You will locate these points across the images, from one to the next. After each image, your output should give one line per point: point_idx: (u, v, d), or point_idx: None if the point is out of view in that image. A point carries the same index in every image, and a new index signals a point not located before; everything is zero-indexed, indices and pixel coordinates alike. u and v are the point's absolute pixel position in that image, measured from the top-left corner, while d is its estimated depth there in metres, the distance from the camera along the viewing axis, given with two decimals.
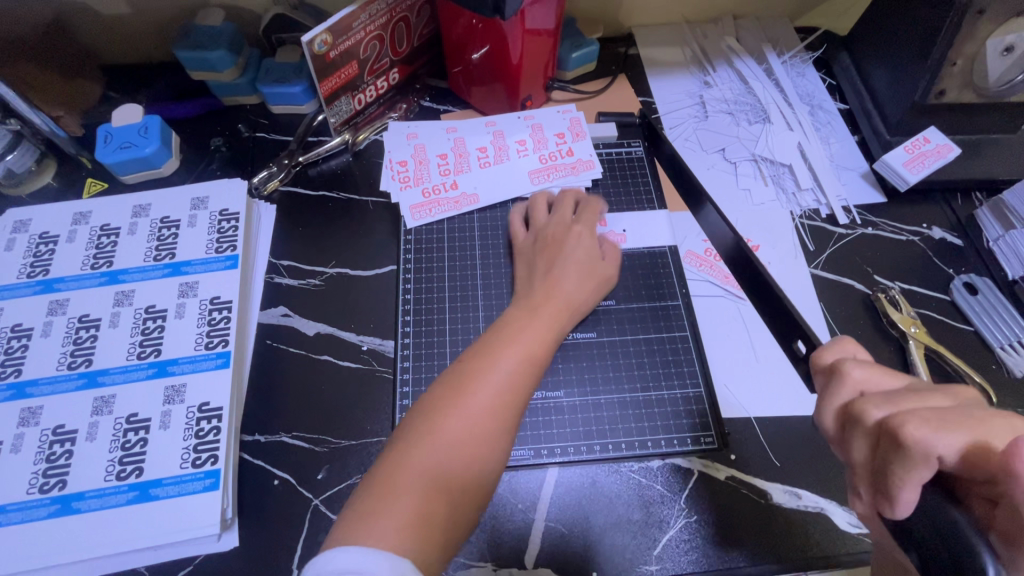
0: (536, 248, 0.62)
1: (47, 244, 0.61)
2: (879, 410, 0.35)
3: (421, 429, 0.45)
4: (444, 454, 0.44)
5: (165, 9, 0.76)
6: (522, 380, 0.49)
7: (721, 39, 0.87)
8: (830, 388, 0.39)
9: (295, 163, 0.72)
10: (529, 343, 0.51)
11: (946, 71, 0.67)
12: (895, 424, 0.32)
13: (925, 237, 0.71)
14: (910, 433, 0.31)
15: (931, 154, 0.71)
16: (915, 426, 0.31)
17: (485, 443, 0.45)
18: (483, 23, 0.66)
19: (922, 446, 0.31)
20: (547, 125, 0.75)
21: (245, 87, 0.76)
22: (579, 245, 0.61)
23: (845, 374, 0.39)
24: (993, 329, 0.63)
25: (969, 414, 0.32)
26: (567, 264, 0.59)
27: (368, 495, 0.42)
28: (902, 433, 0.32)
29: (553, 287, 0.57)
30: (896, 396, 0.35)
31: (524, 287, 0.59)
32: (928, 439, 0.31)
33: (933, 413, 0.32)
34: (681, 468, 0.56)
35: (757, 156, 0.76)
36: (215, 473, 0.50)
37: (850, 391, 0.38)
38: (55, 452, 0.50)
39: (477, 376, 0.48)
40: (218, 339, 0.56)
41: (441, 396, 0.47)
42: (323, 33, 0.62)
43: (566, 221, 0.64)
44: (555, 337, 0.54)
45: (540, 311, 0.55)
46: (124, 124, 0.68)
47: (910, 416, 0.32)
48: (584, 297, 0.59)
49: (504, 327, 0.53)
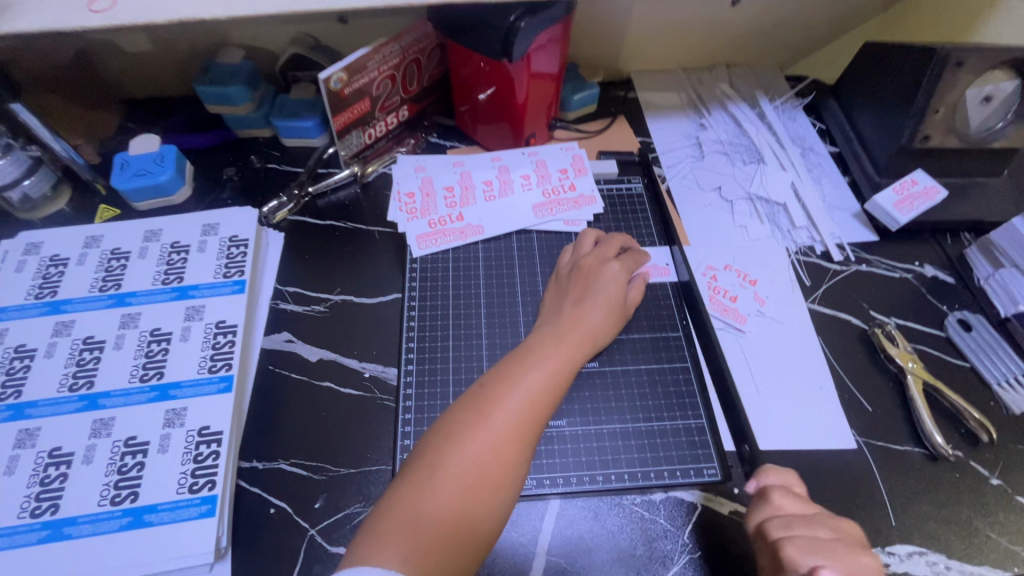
0: (569, 277, 0.63)
1: (57, 266, 0.62)
2: (778, 531, 0.46)
3: (437, 453, 0.45)
4: (458, 479, 0.43)
5: (187, 47, 0.80)
6: (541, 408, 0.49)
7: (715, 85, 0.92)
8: (755, 504, 0.50)
9: (304, 193, 0.74)
10: (550, 370, 0.51)
11: (930, 117, 0.71)
12: (780, 544, 0.45)
13: (917, 274, 0.73)
14: (790, 553, 0.44)
15: (919, 196, 0.73)
16: (792, 548, 0.44)
17: (501, 470, 0.45)
18: (490, 65, 0.69)
19: (796, 563, 0.43)
20: (550, 161, 0.78)
21: (259, 120, 0.79)
22: (616, 280, 0.61)
23: (769, 499, 0.49)
24: (989, 365, 0.64)
25: (838, 547, 0.45)
26: (597, 297, 0.60)
27: (386, 513, 0.42)
28: (783, 553, 0.44)
29: (577, 316, 0.58)
30: (794, 522, 0.47)
31: (550, 315, 0.60)
32: (799, 558, 0.44)
33: (810, 542, 0.45)
34: (685, 502, 0.55)
35: (753, 195, 0.78)
36: (211, 499, 0.49)
37: (767, 508, 0.49)
38: (49, 475, 0.49)
39: (499, 398, 0.48)
40: (222, 362, 0.57)
41: (459, 419, 0.47)
42: (339, 72, 0.65)
43: (608, 257, 0.64)
44: (576, 365, 0.54)
45: (563, 339, 0.55)
46: (141, 153, 0.71)
47: (792, 539, 0.45)
48: (606, 328, 0.59)
49: (524, 354, 0.53)
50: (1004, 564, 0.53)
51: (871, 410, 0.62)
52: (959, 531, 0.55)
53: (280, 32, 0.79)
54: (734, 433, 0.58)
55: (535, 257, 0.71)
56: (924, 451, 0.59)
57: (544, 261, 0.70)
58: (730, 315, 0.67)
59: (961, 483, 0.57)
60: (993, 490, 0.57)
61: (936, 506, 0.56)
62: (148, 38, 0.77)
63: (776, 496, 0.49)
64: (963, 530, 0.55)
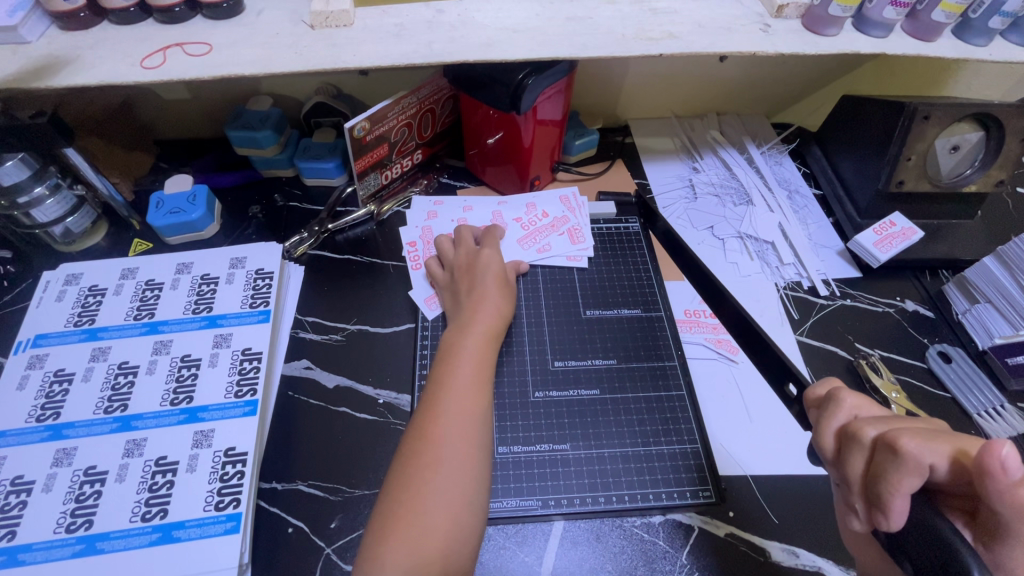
0: (456, 279, 0.69)
1: (95, 296, 0.67)
2: (873, 428, 0.37)
3: (405, 502, 0.47)
4: (432, 520, 0.46)
5: (220, 96, 0.87)
6: (477, 396, 0.55)
7: (706, 131, 0.99)
8: (826, 411, 0.41)
9: (323, 230, 0.79)
10: (470, 369, 0.57)
11: (903, 164, 0.77)
12: (891, 437, 0.35)
13: (899, 309, 0.77)
14: (904, 446, 0.33)
15: (898, 236, 0.78)
16: (908, 439, 0.34)
17: (467, 494, 0.49)
18: (499, 115, 0.75)
19: (915, 457, 0.33)
20: (540, 203, 0.83)
21: (283, 161, 0.86)
22: (494, 265, 0.69)
23: (839, 400, 0.41)
24: (969, 396, 0.67)
25: (950, 433, 0.35)
26: (494, 286, 0.67)
27: (385, 541, 0.46)
28: (897, 446, 0.34)
29: (477, 303, 0.65)
30: (888, 418, 0.37)
31: (454, 310, 0.67)
32: (920, 451, 0.33)
33: (927, 430, 0.35)
34: (682, 525, 0.58)
35: (742, 234, 0.84)
36: (236, 516, 0.52)
37: (845, 414, 0.40)
38: (84, 492, 0.52)
39: (439, 402, 0.53)
40: (247, 387, 0.60)
41: (411, 462, 0.50)
42: (362, 121, 0.72)
43: (475, 249, 0.72)
44: (489, 363, 0.60)
45: (468, 345, 0.60)
46: (174, 192, 0.77)
47: (904, 432, 0.35)
48: (505, 308, 0.67)
49: (443, 357, 0.59)
50: None
51: None
52: None
53: (306, 83, 0.87)
54: (780, 371, 0.53)
55: (539, 289, 0.75)
56: None
57: (548, 293, 0.75)
58: (723, 346, 0.72)
59: None
60: None
61: None
62: (185, 88, 0.84)
63: (850, 397, 0.40)
64: None
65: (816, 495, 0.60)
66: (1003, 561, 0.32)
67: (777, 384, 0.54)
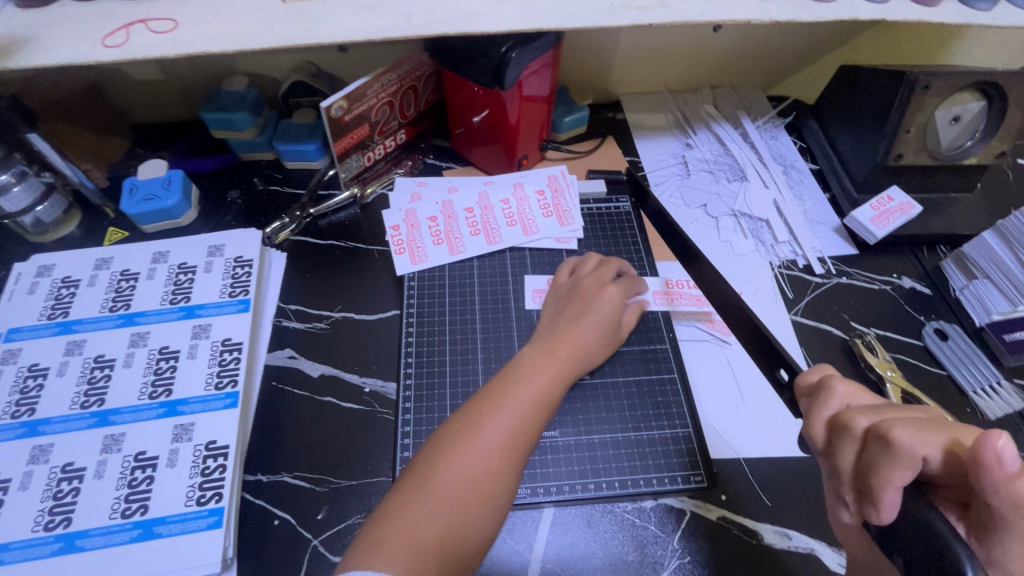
0: (570, 295, 0.66)
1: (68, 288, 0.65)
2: (866, 419, 0.36)
3: (413, 487, 0.46)
4: (456, 483, 0.46)
5: (193, 76, 0.83)
6: (532, 421, 0.52)
7: (700, 105, 0.96)
8: (817, 401, 0.41)
9: (305, 215, 0.77)
10: (536, 392, 0.53)
11: (902, 136, 0.74)
12: (883, 427, 0.34)
13: (896, 286, 0.76)
14: (897, 436, 0.33)
15: (895, 211, 0.76)
16: (901, 430, 0.33)
17: (493, 479, 0.48)
18: (484, 91, 0.72)
19: (908, 449, 0.32)
20: (528, 182, 0.81)
21: (262, 144, 0.83)
22: (612, 301, 0.64)
23: (831, 390, 0.41)
24: (964, 372, 0.66)
25: (947, 422, 0.33)
26: (592, 315, 0.62)
27: (379, 524, 0.44)
28: (889, 437, 0.33)
29: (570, 332, 0.61)
30: (880, 408, 0.37)
31: (546, 329, 0.63)
32: (913, 443, 0.32)
33: (918, 420, 0.34)
34: (674, 509, 0.57)
35: (737, 212, 0.82)
36: (218, 511, 0.51)
37: (838, 404, 0.39)
38: (62, 489, 0.51)
39: (491, 414, 0.50)
40: (228, 379, 0.59)
41: (457, 428, 0.50)
42: (340, 100, 0.69)
43: (606, 279, 0.67)
44: (554, 400, 0.55)
45: (555, 353, 0.58)
46: (148, 178, 0.74)
47: (897, 423, 0.34)
48: (599, 343, 0.62)
49: (514, 369, 0.56)
50: None
51: None
52: None
53: (283, 60, 0.83)
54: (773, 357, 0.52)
55: (527, 274, 0.74)
56: None
57: (536, 278, 0.73)
58: (716, 327, 0.70)
59: None
60: None
61: None
62: (157, 68, 0.81)
63: (841, 386, 0.40)
64: None
65: (809, 477, 0.59)
66: (997, 556, 0.30)
67: (767, 368, 0.55)
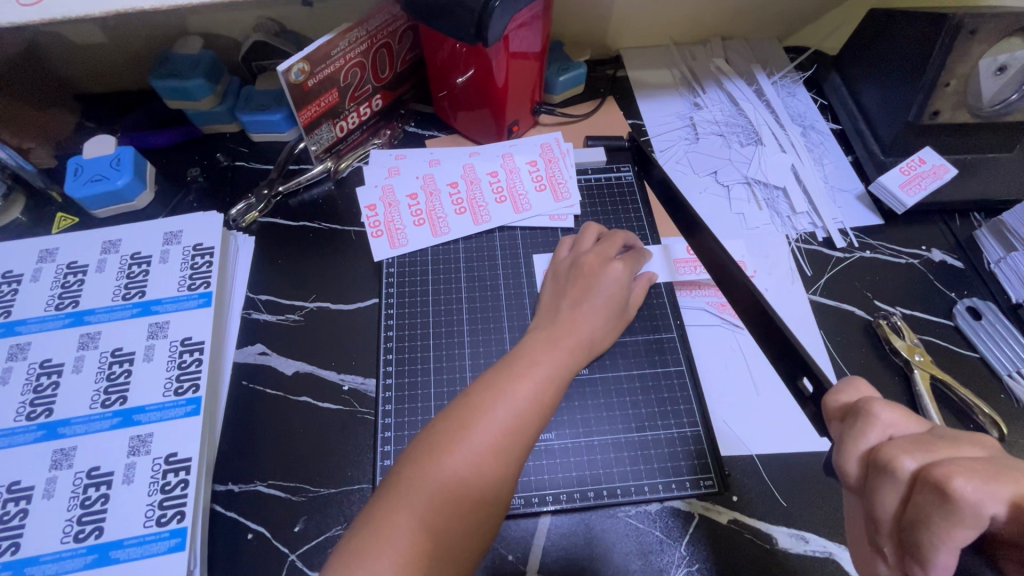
0: (569, 275, 0.59)
1: (10, 284, 0.58)
2: (913, 459, 0.29)
3: (397, 491, 0.40)
4: (446, 489, 0.40)
5: (141, 39, 0.74)
6: (531, 420, 0.46)
7: (710, 60, 0.86)
8: (853, 428, 0.33)
9: (273, 193, 0.69)
10: (535, 385, 0.47)
11: (939, 91, 0.66)
12: (939, 476, 0.27)
13: (924, 259, 0.69)
14: (958, 489, 0.26)
15: (927, 175, 0.69)
16: (961, 481, 0.26)
17: (487, 485, 0.42)
18: (467, 48, 0.64)
19: (972, 506, 0.26)
20: (519, 153, 0.73)
21: (224, 115, 0.74)
22: (618, 281, 0.58)
23: (872, 415, 0.33)
24: (1000, 355, 0.60)
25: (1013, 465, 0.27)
26: (597, 300, 0.56)
27: (359, 538, 0.38)
28: (949, 491, 0.26)
29: (573, 320, 0.55)
30: (928, 442, 0.30)
31: (545, 317, 0.57)
32: (980, 498, 0.26)
33: (982, 464, 0.27)
34: (681, 513, 0.53)
35: (750, 179, 0.74)
36: (181, 532, 0.47)
37: (879, 432, 0.32)
38: (8, 512, 0.47)
39: (484, 410, 0.44)
40: (188, 383, 0.53)
41: (446, 426, 0.44)
42: (301, 61, 0.60)
43: (611, 256, 0.60)
44: (557, 394, 0.49)
45: (556, 344, 0.52)
46: (94, 156, 0.66)
47: (956, 468, 0.27)
48: (602, 333, 0.56)
49: (511, 361, 0.50)
50: None
51: None
52: None
53: (241, 18, 0.74)
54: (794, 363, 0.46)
55: (519, 255, 0.67)
56: None
57: (528, 260, 0.66)
58: (727, 311, 0.64)
59: None
60: None
61: None
62: (100, 30, 0.71)
63: (885, 414, 0.33)
64: None
65: (827, 476, 0.54)
66: None
67: (789, 377, 0.47)
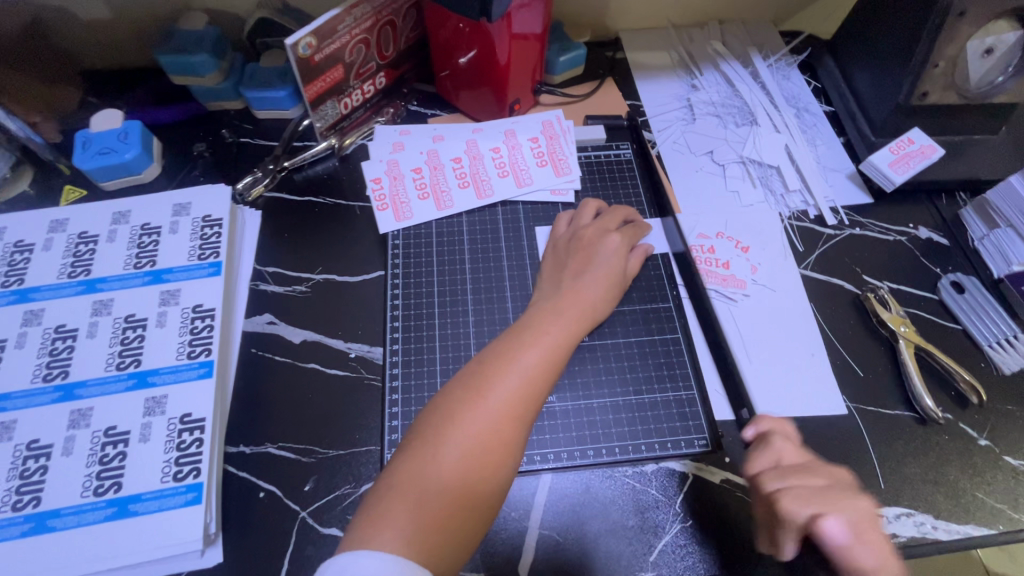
0: (569, 248, 0.61)
1: (22, 253, 0.59)
2: (775, 483, 0.46)
3: (418, 456, 0.42)
4: (464, 453, 0.43)
5: (145, 14, 0.74)
6: (541, 386, 0.48)
7: (707, 42, 0.88)
8: (754, 452, 0.50)
9: (279, 168, 0.70)
10: (543, 354, 0.49)
11: (928, 73, 0.68)
12: (773, 496, 0.45)
13: (911, 236, 0.71)
14: (785, 505, 0.44)
15: (915, 155, 0.71)
16: (788, 501, 0.44)
17: (502, 448, 0.44)
18: (470, 26, 0.65)
19: (793, 511, 0.44)
20: (521, 130, 0.74)
21: (228, 91, 0.75)
22: (617, 252, 0.61)
23: (769, 444, 0.50)
24: (981, 327, 0.63)
25: (829, 488, 0.46)
26: (597, 270, 0.59)
27: (385, 499, 0.40)
28: (778, 506, 0.45)
29: (575, 291, 0.57)
30: (789, 472, 0.47)
31: (547, 289, 0.59)
32: (794, 503, 0.44)
33: (806, 491, 0.45)
34: (676, 473, 0.55)
35: (746, 158, 0.76)
36: (197, 487, 0.49)
37: (770, 455, 0.49)
38: (28, 468, 0.48)
39: (497, 379, 0.46)
40: (201, 348, 0.55)
41: (462, 394, 0.45)
42: (308, 36, 0.62)
43: (609, 229, 0.63)
44: (562, 362, 0.51)
45: (562, 314, 0.54)
46: (102, 129, 0.67)
47: (789, 492, 0.45)
48: (605, 301, 0.58)
49: (519, 331, 0.51)
50: (991, 521, 0.54)
51: (862, 375, 0.61)
52: (948, 492, 0.55)
53: None
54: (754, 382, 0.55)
55: (521, 229, 0.69)
56: (913, 414, 0.59)
57: (530, 235, 0.68)
58: (728, 283, 0.66)
59: (950, 445, 0.57)
60: (982, 451, 0.57)
61: (924, 468, 0.56)
62: (103, 5, 0.72)
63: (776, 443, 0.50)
64: (954, 491, 0.55)
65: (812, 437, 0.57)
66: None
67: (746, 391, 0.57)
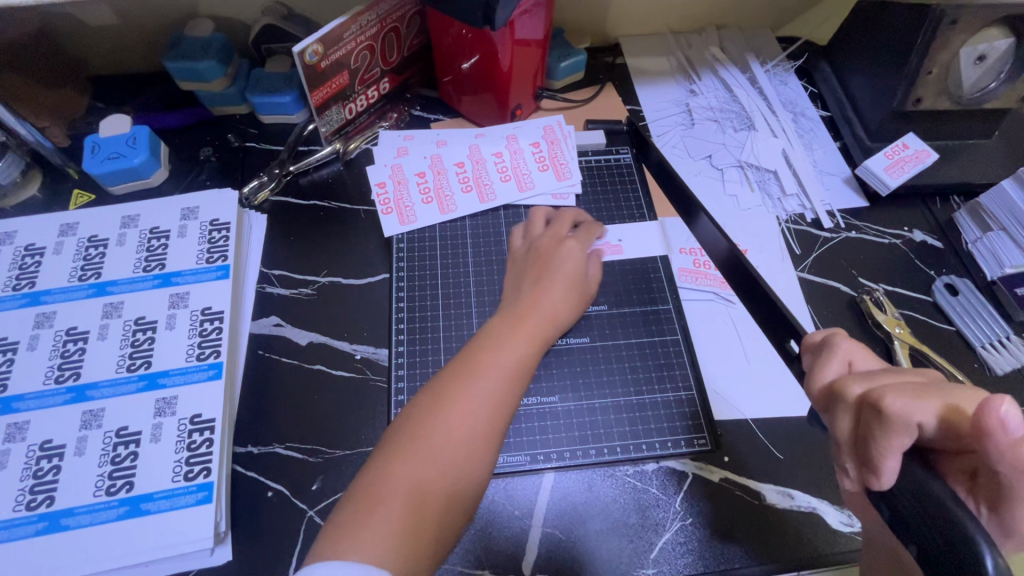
0: (527, 258, 0.62)
1: (33, 256, 0.60)
2: (859, 385, 0.37)
3: (376, 474, 0.43)
4: (424, 467, 0.43)
5: (152, 20, 0.75)
6: (501, 396, 0.48)
7: (705, 48, 0.89)
8: (818, 361, 0.43)
9: (285, 172, 0.71)
10: (502, 363, 0.50)
11: (922, 79, 0.69)
12: (875, 397, 0.34)
13: (906, 239, 0.73)
14: (890, 405, 0.33)
15: (911, 159, 0.73)
16: (894, 398, 0.34)
17: (462, 460, 0.45)
18: (473, 33, 0.66)
19: (903, 417, 0.33)
20: (522, 135, 0.76)
21: (234, 96, 0.76)
22: (573, 258, 0.61)
23: (834, 346, 0.43)
24: (975, 329, 0.64)
25: (944, 385, 0.35)
26: (555, 276, 0.59)
27: (348, 515, 0.41)
28: (882, 405, 0.34)
29: (537, 299, 0.57)
30: (875, 372, 0.38)
31: (511, 299, 0.59)
32: (907, 410, 0.33)
33: (912, 386, 0.34)
34: (675, 472, 0.56)
35: (743, 162, 0.78)
36: (208, 486, 0.50)
37: (839, 362, 0.41)
38: (42, 468, 0.49)
39: (456, 392, 0.47)
40: (210, 350, 0.56)
41: (420, 411, 0.46)
42: (314, 43, 0.63)
43: (562, 235, 0.64)
44: (524, 372, 0.52)
45: (523, 323, 0.55)
46: (111, 134, 0.68)
47: (889, 390, 0.34)
48: (568, 308, 0.59)
49: (480, 343, 0.52)
50: None
51: None
52: None
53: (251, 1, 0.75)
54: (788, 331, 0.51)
55: None
56: None
57: None
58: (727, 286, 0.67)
59: None
60: None
61: None
62: (111, 11, 0.73)
63: (842, 344, 0.42)
64: None
65: (809, 436, 0.58)
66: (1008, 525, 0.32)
67: (777, 340, 0.53)
